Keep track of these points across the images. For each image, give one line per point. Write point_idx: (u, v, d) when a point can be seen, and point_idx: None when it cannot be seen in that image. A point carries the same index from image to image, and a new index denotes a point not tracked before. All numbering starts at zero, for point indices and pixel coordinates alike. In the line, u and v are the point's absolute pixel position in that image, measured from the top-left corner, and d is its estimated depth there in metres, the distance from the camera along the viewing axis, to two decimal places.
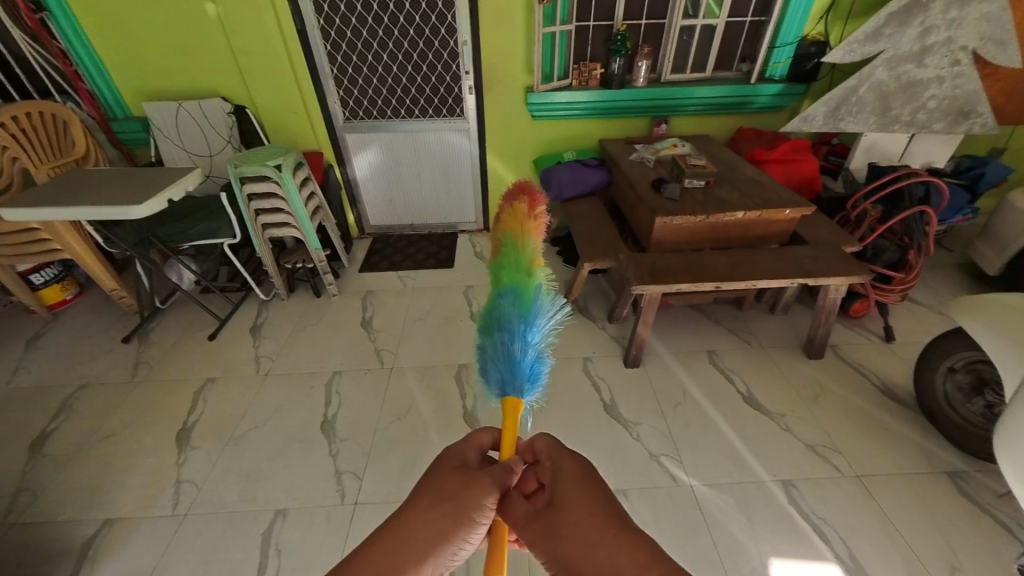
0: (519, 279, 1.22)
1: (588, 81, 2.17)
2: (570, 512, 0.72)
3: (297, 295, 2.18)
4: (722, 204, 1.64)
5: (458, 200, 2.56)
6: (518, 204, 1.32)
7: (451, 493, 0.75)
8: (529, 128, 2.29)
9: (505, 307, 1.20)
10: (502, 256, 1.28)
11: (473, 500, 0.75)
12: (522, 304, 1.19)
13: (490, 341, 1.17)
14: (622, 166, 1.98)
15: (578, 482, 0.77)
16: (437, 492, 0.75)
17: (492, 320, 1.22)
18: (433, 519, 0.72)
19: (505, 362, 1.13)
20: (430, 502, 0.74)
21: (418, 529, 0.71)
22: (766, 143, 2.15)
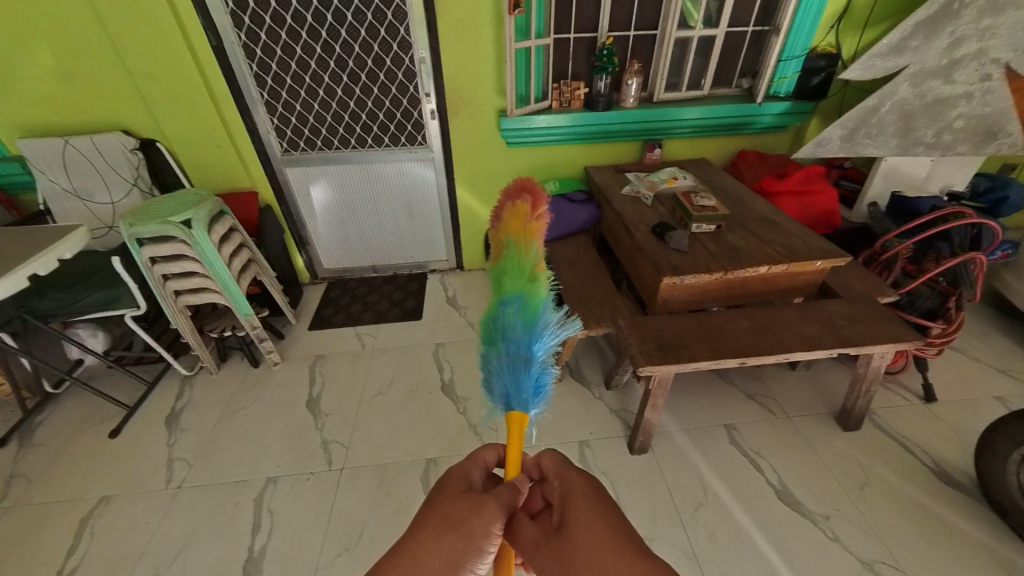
0: (523, 286, 1.05)
1: (570, 102, 1.86)
2: (581, 534, 0.68)
3: (231, 367, 1.80)
4: (740, 257, 1.35)
5: (425, 238, 2.22)
6: (519, 203, 1.17)
7: (457, 518, 0.69)
8: (504, 157, 1.97)
9: (508, 315, 1.03)
10: (503, 261, 1.11)
11: (480, 527, 0.68)
12: (527, 314, 1.02)
13: (492, 351, 1.01)
14: (614, 205, 1.68)
15: (590, 502, 0.72)
16: (441, 519, 0.70)
17: (493, 330, 1.06)
18: (440, 549, 0.67)
19: (509, 376, 0.97)
20: (435, 529, 0.69)
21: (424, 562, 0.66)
22: (775, 169, 1.88)
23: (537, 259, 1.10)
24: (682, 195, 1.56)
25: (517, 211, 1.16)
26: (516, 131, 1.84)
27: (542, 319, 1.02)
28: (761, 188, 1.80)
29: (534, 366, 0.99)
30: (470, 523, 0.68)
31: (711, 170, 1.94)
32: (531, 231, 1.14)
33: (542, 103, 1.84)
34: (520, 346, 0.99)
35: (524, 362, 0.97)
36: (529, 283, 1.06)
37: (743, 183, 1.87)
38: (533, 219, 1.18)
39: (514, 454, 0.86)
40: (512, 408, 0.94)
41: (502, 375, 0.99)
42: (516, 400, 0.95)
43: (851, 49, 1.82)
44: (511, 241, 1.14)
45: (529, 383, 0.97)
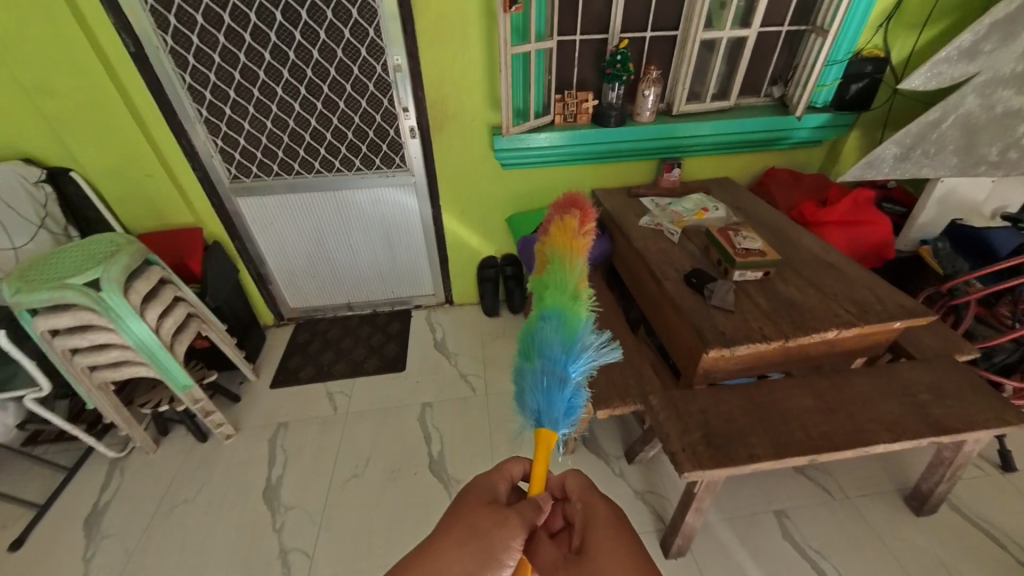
0: (564, 305, 0.96)
1: (577, 116, 1.56)
2: (596, 557, 0.77)
3: (173, 442, 1.48)
4: (800, 318, 1.08)
5: (408, 272, 1.91)
6: (567, 217, 1.03)
7: (483, 531, 0.77)
8: (498, 180, 1.67)
9: (547, 332, 0.96)
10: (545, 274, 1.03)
11: (503, 541, 0.77)
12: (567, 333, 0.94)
13: (526, 366, 0.97)
14: (634, 242, 1.39)
15: (605, 530, 0.82)
16: (469, 528, 0.78)
17: (531, 344, 1.00)
18: (465, 555, 0.75)
19: (542, 394, 0.92)
20: (464, 536, 0.77)
21: (451, 565, 0.74)
22: (814, 192, 1.62)
23: (581, 279, 0.99)
24: (720, 233, 1.28)
25: (564, 228, 1.02)
26: (512, 150, 1.54)
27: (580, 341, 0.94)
28: (801, 215, 1.54)
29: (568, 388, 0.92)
30: (493, 536, 0.77)
31: (740, 193, 1.67)
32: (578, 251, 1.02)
33: (544, 116, 1.55)
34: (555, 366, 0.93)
35: (559, 384, 0.92)
36: (571, 304, 0.96)
37: (777, 209, 1.61)
38: (582, 235, 1.04)
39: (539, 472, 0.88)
40: (542, 427, 0.90)
41: (535, 393, 0.94)
42: (546, 420, 0.90)
43: (900, 52, 1.57)
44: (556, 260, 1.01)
45: (562, 404, 0.91)
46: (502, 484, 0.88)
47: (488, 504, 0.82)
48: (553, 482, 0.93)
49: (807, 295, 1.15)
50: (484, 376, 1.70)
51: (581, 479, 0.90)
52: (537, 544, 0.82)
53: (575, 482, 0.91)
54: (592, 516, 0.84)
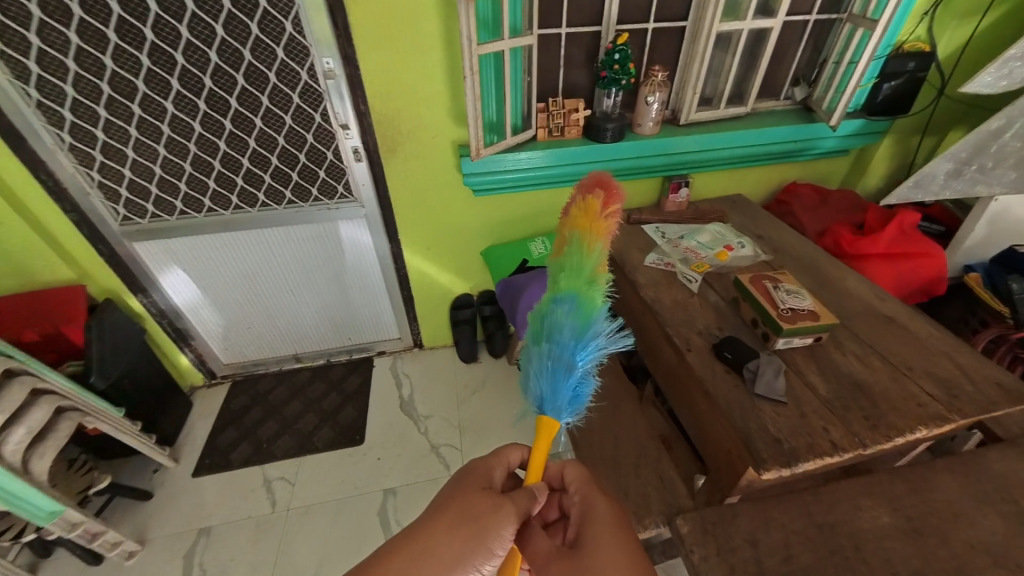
0: (580, 298, 0.90)
1: (566, 131, 1.26)
2: (596, 554, 0.70)
3: (54, 566, 1.14)
4: (876, 413, 0.81)
5: (366, 318, 1.58)
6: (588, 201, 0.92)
7: (472, 518, 0.69)
8: (471, 209, 1.35)
9: (560, 321, 0.90)
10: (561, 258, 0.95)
11: (495, 531, 0.70)
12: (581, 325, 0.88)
13: (535, 350, 0.91)
14: (643, 292, 1.11)
15: (606, 529, 0.74)
16: (458, 511, 0.70)
17: (540, 329, 0.94)
18: (454, 541, 0.68)
19: (547, 381, 0.87)
20: (452, 518, 0.69)
21: (434, 549, 0.67)
22: (847, 214, 1.36)
23: (599, 270, 0.92)
24: (755, 286, 1.00)
25: (585, 217, 0.93)
26: (484, 174, 1.23)
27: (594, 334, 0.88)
28: (837, 245, 1.28)
29: (574, 379, 0.88)
30: (486, 524, 0.69)
31: (761, 217, 1.39)
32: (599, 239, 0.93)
33: (524, 131, 1.23)
34: (563, 355, 0.88)
35: (568, 375, 0.87)
36: (588, 296, 0.89)
37: (806, 236, 1.35)
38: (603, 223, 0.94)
39: (538, 459, 0.84)
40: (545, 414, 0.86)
41: (540, 380, 0.90)
42: (549, 408, 0.87)
43: (947, 47, 1.31)
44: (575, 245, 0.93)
45: (568, 393, 0.87)
46: (498, 468, 0.80)
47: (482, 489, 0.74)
48: (553, 471, 0.87)
49: (875, 373, 0.89)
50: (460, 447, 1.39)
51: (582, 470, 0.84)
52: (530, 534, 0.76)
53: (575, 473, 0.84)
54: (594, 514, 0.76)
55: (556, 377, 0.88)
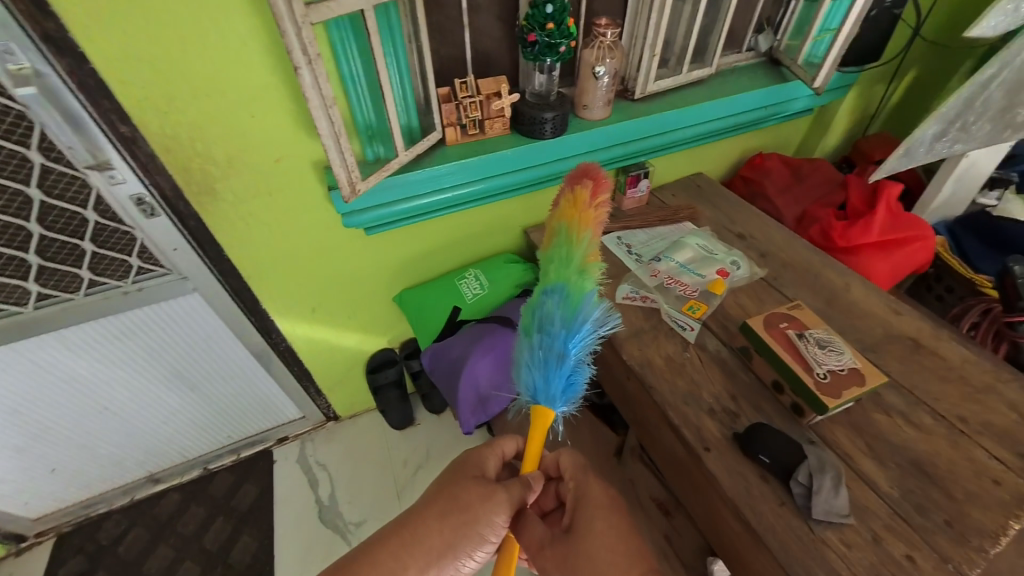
0: (572, 278, 0.69)
1: (488, 128, 0.85)
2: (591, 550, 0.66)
3: None
4: (957, 513, 0.62)
5: (244, 413, 1.11)
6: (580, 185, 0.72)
7: (465, 506, 0.69)
8: (367, 252, 0.93)
9: (548, 303, 0.70)
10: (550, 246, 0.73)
11: (486, 518, 0.69)
12: (577, 307, 0.68)
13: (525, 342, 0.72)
14: (624, 354, 0.82)
15: (603, 512, 0.70)
16: (449, 501, 0.70)
17: (524, 312, 0.75)
18: (442, 531, 0.68)
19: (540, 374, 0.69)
20: (444, 508, 0.69)
21: (425, 539, 0.68)
22: (824, 193, 1.20)
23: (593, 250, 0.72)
24: (775, 338, 0.75)
25: (575, 193, 0.72)
26: (376, 208, 0.81)
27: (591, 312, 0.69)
28: (824, 236, 1.10)
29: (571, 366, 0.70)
30: (476, 513, 0.68)
31: (732, 207, 1.15)
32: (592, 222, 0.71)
33: (425, 136, 0.80)
34: (554, 339, 0.68)
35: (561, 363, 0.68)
36: (582, 276, 0.69)
37: (786, 225, 1.16)
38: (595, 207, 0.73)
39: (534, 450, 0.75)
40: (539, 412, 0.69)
41: (526, 368, 0.70)
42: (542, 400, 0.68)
43: None
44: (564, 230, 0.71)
45: (563, 384, 0.69)
46: (491, 460, 0.75)
47: (477, 480, 0.72)
48: (547, 461, 0.79)
49: (932, 440, 0.70)
50: None
51: (579, 458, 0.77)
52: (524, 522, 0.72)
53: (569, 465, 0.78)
54: (589, 501, 0.71)
55: (548, 366, 0.68)
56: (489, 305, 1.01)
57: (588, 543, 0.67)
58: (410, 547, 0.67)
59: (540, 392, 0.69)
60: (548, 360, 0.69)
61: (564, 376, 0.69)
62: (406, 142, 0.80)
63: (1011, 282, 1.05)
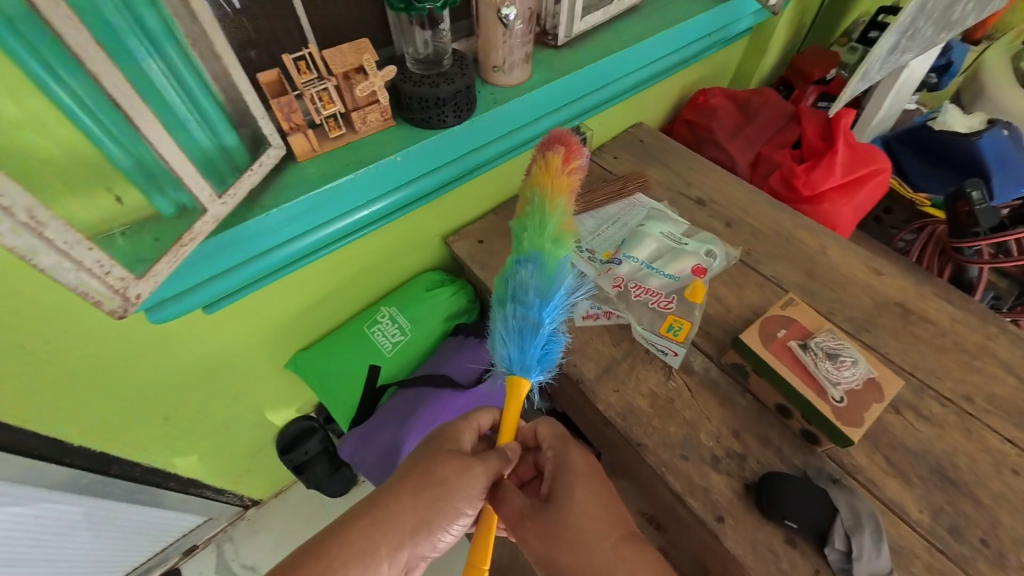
0: (545, 244, 0.58)
1: (360, 125, 0.57)
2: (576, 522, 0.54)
3: None
4: (991, 525, 0.56)
5: (117, 549, 0.82)
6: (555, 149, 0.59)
7: (439, 479, 0.55)
8: (223, 328, 0.64)
9: (520, 270, 0.59)
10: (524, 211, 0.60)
11: (462, 491, 0.56)
12: (554, 272, 0.57)
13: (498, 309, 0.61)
14: (600, 403, 0.65)
15: (592, 480, 0.58)
16: (424, 474, 0.56)
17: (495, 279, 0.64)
18: (417, 508, 0.54)
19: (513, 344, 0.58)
20: (416, 482, 0.55)
21: (396, 519, 0.54)
22: (776, 129, 1.05)
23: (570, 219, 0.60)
24: (778, 355, 0.61)
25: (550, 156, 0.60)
26: (211, 279, 0.53)
27: (569, 280, 0.59)
28: (785, 184, 0.97)
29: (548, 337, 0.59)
30: (453, 487, 0.55)
31: (684, 163, 0.97)
32: (564, 182, 0.60)
33: (255, 158, 0.49)
34: (530, 308, 0.58)
35: (537, 333, 0.58)
36: (557, 242, 0.58)
37: (741, 176, 1.01)
38: (568, 173, 0.61)
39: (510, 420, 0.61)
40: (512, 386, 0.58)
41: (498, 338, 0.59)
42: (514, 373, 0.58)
43: None
44: (534, 193, 0.60)
45: (538, 357, 0.58)
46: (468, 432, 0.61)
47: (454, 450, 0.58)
48: (524, 432, 0.66)
49: (947, 437, 0.63)
50: None
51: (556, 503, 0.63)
52: (502, 494, 0.59)
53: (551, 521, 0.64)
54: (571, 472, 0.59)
55: (522, 336, 0.58)
56: (416, 350, 0.79)
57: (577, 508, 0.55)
58: (377, 525, 0.53)
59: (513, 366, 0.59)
60: (522, 331, 0.58)
61: (539, 346, 0.59)
62: (217, 177, 0.47)
63: (966, 207, 1.00)
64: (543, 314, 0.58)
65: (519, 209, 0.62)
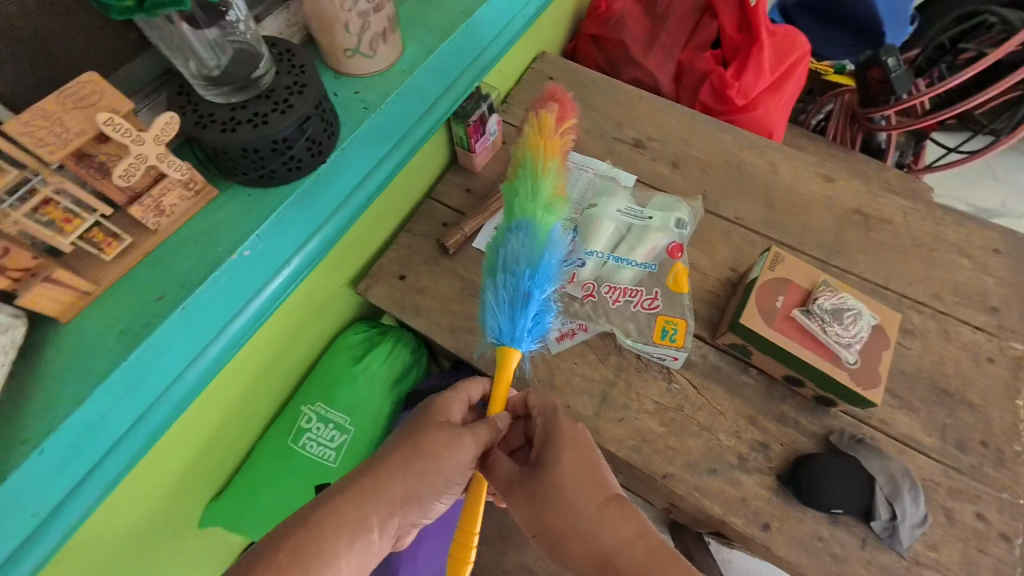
0: (536, 209, 0.50)
1: (155, 219, 0.35)
2: (564, 488, 0.44)
3: None
4: (984, 425, 0.59)
5: None
6: (547, 110, 0.54)
7: (428, 448, 0.44)
8: (83, 552, 0.44)
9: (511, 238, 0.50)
10: (517, 172, 0.52)
11: (453, 467, 0.45)
12: (546, 238, 0.50)
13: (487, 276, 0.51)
14: (609, 442, 0.56)
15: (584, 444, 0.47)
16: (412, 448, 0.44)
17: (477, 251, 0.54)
18: (405, 483, 0.43)
19: (509, 316, 0.49)
20: (403, 452, 0.44)
21: (385, 489, 0.43)
22: (690, 28, 0.90)
23: (560, 184, 0.53)
24: (784, 332, 0.54)
25: (542, 116, 0.53)
26: (14, 550, 0.34)
27: (562, 250, 0.52)
28: (716, 96, 0.84)
29: (542, 309, 0.51)
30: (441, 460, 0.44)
31: (606, 97, 0.80)
32: (557, 142, 0.53)
33: None
34: (526, 278, 0.49)
35: (530, 303, 0.49)
36: (550, 207, 0.51)
37: (667, 96, 0.87)
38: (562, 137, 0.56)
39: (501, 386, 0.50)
40: (506, 367, 0.49)
41: (489, 310, 0.50)
42: (509, 348, 0.49)
43: None
44: (526, 153, 0.52)
45: (533, 329, 0.50)
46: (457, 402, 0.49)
47: (441, 422, 0.47)
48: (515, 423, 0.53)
49: (928, 346, 0.64)
50: None
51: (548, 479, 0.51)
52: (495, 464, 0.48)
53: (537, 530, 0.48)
54: (561, 430, 0.47)
55: (512, 303, 0.49)
56: (366, 445, 0.62)
57: (567, 477, 0.45)
58: (366, 493, 0.41)
59: (503, 339, 0.50)
60: (517, 300, 0.49)
61: (532, 318, 0.50)
62: None
63: (880, 75, 0.96)
64: (537, 283, 0.50)
65: (509, 172, 0.54)
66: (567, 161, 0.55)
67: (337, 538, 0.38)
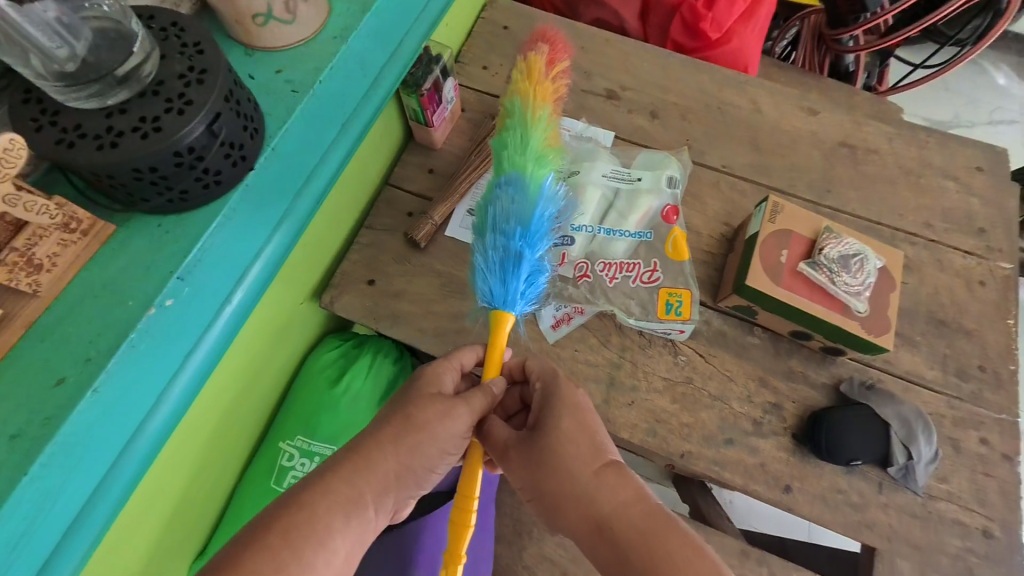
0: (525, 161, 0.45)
1: (29, 277, 0.29)
2: (564, 454, 0.40)
3: None
4: (981, 350, 0.60)
5: None
6: (538, 52, 0.48)
7: (420, 421, 0.39)
8: None
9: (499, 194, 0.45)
10: (508, 120, 0.46)
11: (448, 440, 0.40)
12: (537, 193, 0.45)
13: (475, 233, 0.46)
14: (623, 429, 0.53)
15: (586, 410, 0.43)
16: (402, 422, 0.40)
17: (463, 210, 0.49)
18: (396, 457, 0.39)
19: (500, 277, 0.44)
20: (395, 425, 0.39)
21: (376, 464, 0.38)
22: None
23: (550, 135, 0.47)
24: (792, 289, 0.51)
25: (532, 59, 0.47)
26: None
27: (553, 208, 0.47)
28: (688, 32, 0.77)
29: (536, 271, 0.46)
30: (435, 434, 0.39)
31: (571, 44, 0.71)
32: (549, 87, 0.48)
33: None
34: (518, 236, 0.44)
35: (522, 264, 0.44)
36: (540, 161, 0.45)
37: (635, 36, 0.80)
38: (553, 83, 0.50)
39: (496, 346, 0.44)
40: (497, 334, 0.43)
41: (479, 272, 0.45)
42: (501, 313, 0.44)
43: None
44: (513, 101, 0.47)
45: (526, 292, 0.45)
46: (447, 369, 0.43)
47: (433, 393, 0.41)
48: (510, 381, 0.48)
49: (925, 278, 0.63)
50: None
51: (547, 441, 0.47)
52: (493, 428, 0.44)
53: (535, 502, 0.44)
54: (561, 393, 0.43)
55: (503, 265, 0.44)
56: None
57: (567, 445, 0.41)
58: (357, 470, 0.37)
59: (494, 304, 0.44)
60: (509, 261, 0.44)
61: (525, 280, 0.45)
62: None
63: None
64: (529, 242, 0.45)
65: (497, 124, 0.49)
66: (559, 113, 0.50)
67: (330, 519, 0.35)
